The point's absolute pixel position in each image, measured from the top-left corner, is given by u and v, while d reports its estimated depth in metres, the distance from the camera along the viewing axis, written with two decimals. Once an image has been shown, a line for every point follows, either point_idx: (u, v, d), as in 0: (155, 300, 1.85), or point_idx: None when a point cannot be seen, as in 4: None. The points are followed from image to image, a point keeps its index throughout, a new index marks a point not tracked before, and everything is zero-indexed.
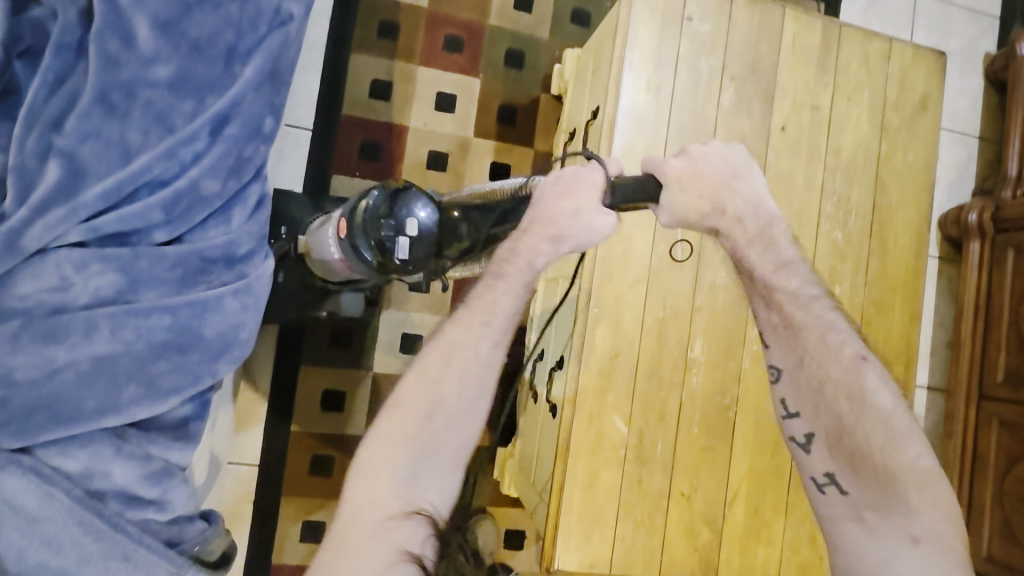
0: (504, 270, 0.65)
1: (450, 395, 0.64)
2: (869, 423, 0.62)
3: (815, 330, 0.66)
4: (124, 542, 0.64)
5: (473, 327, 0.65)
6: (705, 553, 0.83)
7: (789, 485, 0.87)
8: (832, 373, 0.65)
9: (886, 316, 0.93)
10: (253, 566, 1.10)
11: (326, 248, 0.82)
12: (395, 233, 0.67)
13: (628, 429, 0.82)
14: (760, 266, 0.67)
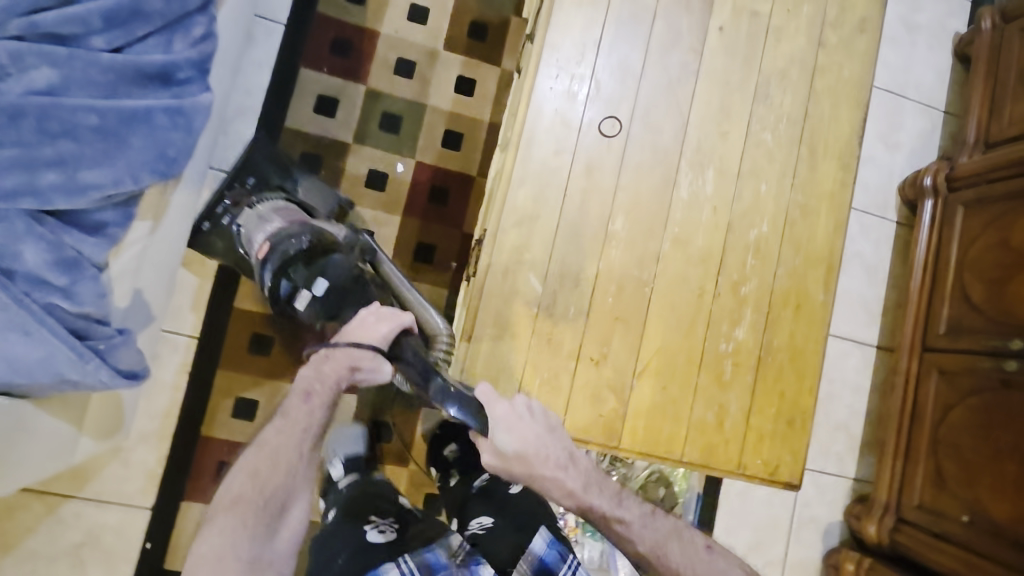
0: (314, 387, 0.75)
1: (283, 486, 0.70)
2: (699, 567, 0.71)
3: (641, 529, 0.72)
4: (24, 319, 0.67)
5: (293, 431, 0.73)
6: (608, 419, 0.85)
7: (699, 367, 0.89)
8: (672, 550, 0.71)
9: (810, 221, 0.95)
10: (181, 435, 1.08)
11: (253, 247, 0.95)
12: (308, 280, 0.84)
13: (513, 307, 0.83)
14: (594, 499, 0.72)
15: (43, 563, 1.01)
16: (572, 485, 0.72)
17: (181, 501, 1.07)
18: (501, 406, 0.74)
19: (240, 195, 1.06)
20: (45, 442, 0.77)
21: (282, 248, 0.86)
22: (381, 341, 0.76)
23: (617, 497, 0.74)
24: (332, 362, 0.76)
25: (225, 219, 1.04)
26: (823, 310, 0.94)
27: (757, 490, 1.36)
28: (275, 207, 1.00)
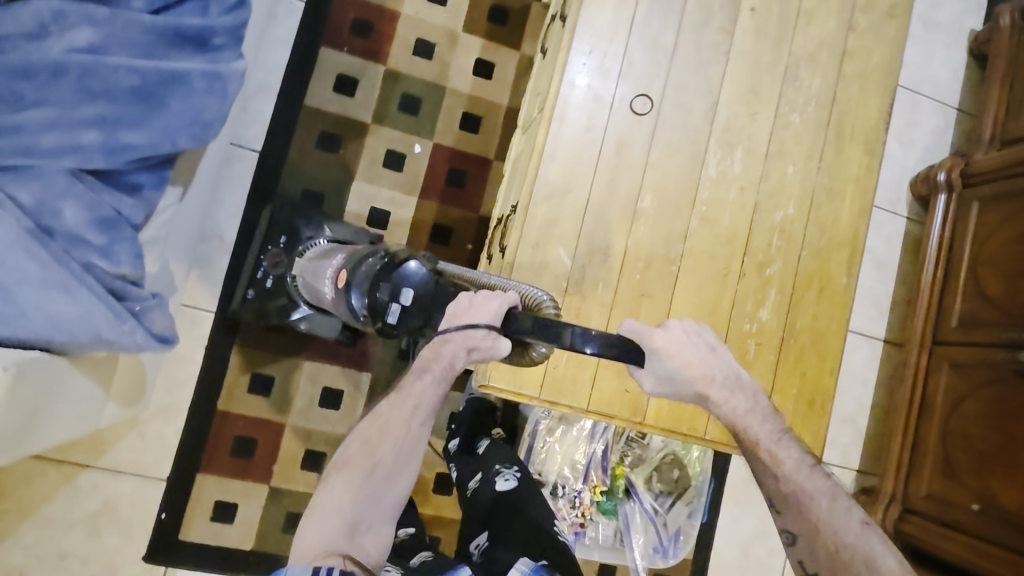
0: (429, 364, 0.70)
1: (388, 455, 0.69)
2: (843, 533, 0.65)
3: (795, 473, 0.67)
4: (65, 276, 0.67)
5: (405, 408, 0.70)
6: (633, 395, 0.85)
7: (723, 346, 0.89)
8: (819, 501, 0.66)
9: (836, 205, 0.95)
10: (197, 410, 1.06)
11: (321, 285, 0.93)
12: (388, 295, 0.73)
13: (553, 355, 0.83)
14: (752, 423, 0.68)
15: (59, 531, 1.01)
16: (736, 406, 0.68)
17: (197, 473, 1.05)
18: (657, 333, 0.63)
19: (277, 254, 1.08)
20: (77, 402, 0.77)
21: (360, 272, 0.81)
22: (491, 317, 0.63)
23: (776, 433, 0.69)
24: (451, 348, 0.66)
25: (269, 280, 1.07)
26: (847, 293, 0.94)
27: None
28: (319, 249, 1.02)
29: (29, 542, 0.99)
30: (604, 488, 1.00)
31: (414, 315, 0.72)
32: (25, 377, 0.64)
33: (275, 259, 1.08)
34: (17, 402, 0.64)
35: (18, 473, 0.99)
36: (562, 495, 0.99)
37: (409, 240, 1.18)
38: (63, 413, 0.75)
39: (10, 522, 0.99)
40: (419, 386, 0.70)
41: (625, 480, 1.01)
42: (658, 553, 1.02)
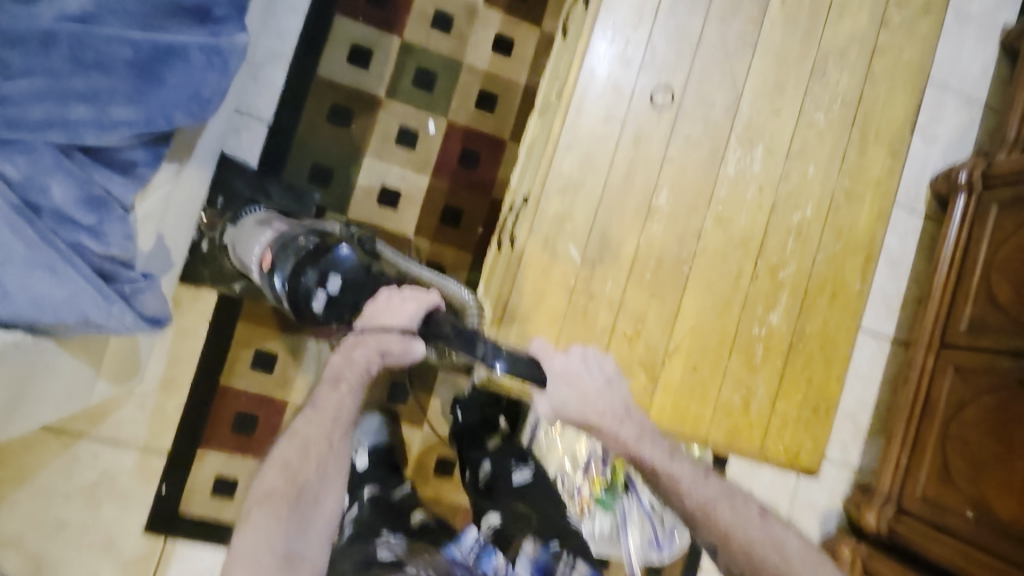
0: (343, 373, 0.80)
1: (311, 480, 0.77)
2: (749, 530, 0.74)
3: (695, 485, 0.76)
4: (49, 256, 0.65)
5: (325, 424, 0.79)
6: (637, 394, 0.84)
7: (729, 350, 0.87)
8: (720, 508, 0.75)
9: (854, 208, 0.92)
10: (199, 384, 1.06)
11: (248, 260, 0.93)
12: (315, 282, 0.81)
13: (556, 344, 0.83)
14: (644, 449, 0.75)
15: (58, 500, 1.01)
16: (626, 437, 0.75)
17: (197, 447, 1.06)
18: (558, 359, 0.72)
19: (213, 215, 1.05)
20: (64, 381, 0.75)
21: (288, 249, 0.85)
22: (407, 322, 0.74)
23: (669, 452, 0.77)
24: (364, 348, 0.76)
25: (205, 243, 1.05)
26: (858, 300, 0.92)
27: (760, 474, 1.36)
28: (238, 228, 0.99)
29: (27, 510, 1.00)
30: (603, 482, 1.01)
31: (342, 300, 0.81)
32: (4, 361, 0.62)
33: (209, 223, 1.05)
34: None
35: (17, 441, 0.99)
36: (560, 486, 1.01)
37: (417, 222, 1.16)
38: (49, 393, 0.74)
39: (9, 489, 0.99)
40: (337, 398, 0.79)
41: (626, 474, 1.01)
42: (654, 547, 1.02)
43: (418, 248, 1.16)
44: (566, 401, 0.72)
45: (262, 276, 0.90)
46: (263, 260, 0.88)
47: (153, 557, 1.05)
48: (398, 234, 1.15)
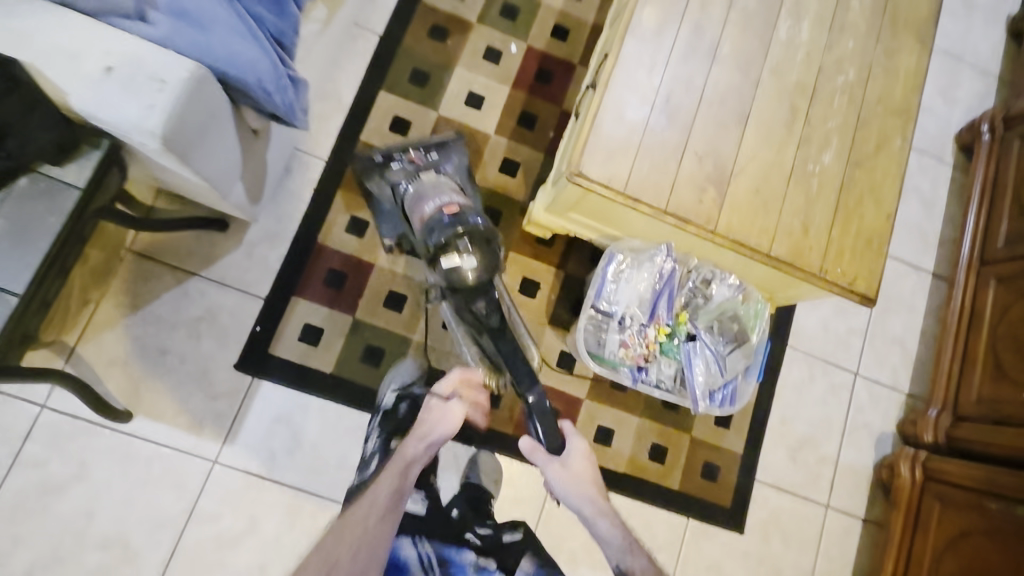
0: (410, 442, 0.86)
1: (344, 555, 0.73)
2: None
3: None
4: (243, 27, 0.77)
5: (363, 509, 0.77)
6: (707, 206, 0.93)
7: (789, 179, 0.96)
8: None
9: (891, 78, 1.06)
10: (301, 239, 1.18)
11: (421, 203, 1.06)
12: (465, 253, 0.99)
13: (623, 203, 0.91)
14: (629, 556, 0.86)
15: (164, 328, 1.10)
16: (613, 539, 0.87)
17: (293, 295, 1.16)
18: (570, 442, 0.96)
19: (416, 155, 1.16)
20: (228, 158, 0.87)
21: (462, 222, 1.01)
22: (450, 396, 0.91)
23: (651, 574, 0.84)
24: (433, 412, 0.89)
25: (396, 164, 1.14)
26: (903, 155, 1.03)
27: (812, 388, 1.39)
28: (435, 179, 1.09)
29: (136, 334, 1.09)
30: (667, 329, 1.07)
31: (463, 275, 0.99)
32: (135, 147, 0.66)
33: (411, 156, 1.16)
34: (199, 113, 0.72)
35: (139, 271, 1.10)
36: (629, 329, 1.06)
37: (498, 123, 1.32)
38: (214, 162, 0.83)
39: (124, 314, 1.09)
40: (381, 485, 0.80)
41: (687, 326, 1.08)
42: (714, 401, 1.08)
43: (498, 144, 1.31)
44: (569, 476, 0.93)
45: (424, 217, 1.04)
46: (448, 212, 1.02)
47: (241, 393, 1.12)
48: (482, 132, 1.31)
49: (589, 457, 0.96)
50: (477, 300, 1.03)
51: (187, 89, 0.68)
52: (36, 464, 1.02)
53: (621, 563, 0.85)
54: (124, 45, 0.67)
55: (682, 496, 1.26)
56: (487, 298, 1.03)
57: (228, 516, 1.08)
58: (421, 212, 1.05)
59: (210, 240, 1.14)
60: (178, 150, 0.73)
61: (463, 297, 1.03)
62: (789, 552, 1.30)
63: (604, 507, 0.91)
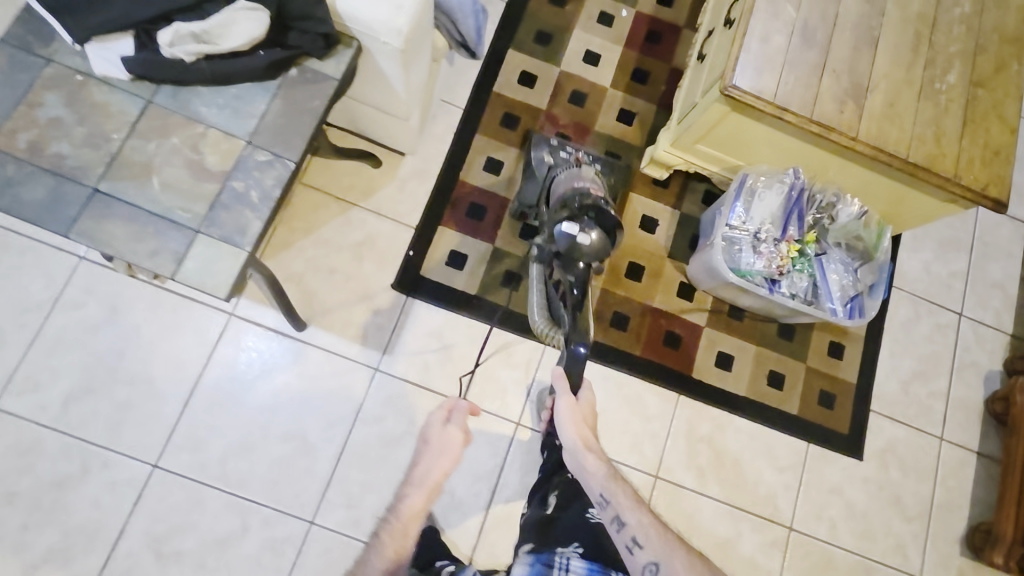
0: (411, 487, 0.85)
1: None
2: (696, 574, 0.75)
3: (637, 528, 0.80)
4: None
5: None
6: (847, 116, 1.02)
7: (919, 95, 1.05)
8: (669, 549, 0.77)
9: (1005, 9, 1.13)
10: (446, 175, 1.30)
11: (578, 183, 1.09)
12: (588, 231, 0.97)
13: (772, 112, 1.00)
14: (611, 482, 0.87)
15: (331, 251, 1.22)
16: (593, 469, 0.89)
17: (439, 224, 1.27)
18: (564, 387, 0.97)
19: (588, 161, 1.20)
20: (419, 76, 0.97)
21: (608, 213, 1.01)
22: (433, 430, 0.88)
23: (629, 500, 0.84)
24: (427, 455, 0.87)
25: (564, 153, 1.21)
26: (1019, 78, 1.11)
27: (919, 326, 1.44)
28: (591, 175, 1.13)
29: (308, 255, 1.21)
30: (797, 245, 1.15)
31: (574, 246, 0.96)
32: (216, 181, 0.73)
33: (577, 157, 1.20)
34: (426, 26, 0.86)
35: (308, 201, 1.23)
36: (764, 245, 1.14)
37: (613, 79, 1.44)
38: (416, 76, 0.96)
39: (297, 237, 1.22)
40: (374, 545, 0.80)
41: (815, 245, 1.16)
42: (845, 314, 1.14)
43: (614, 96, 1.43)
44: (564, 415, 0.95)
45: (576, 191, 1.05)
46: (594, 194, 1.04)
47: (398, 310, 1.22)
48: (598, 86, 1.43)
49: (591, 408, 0.99)
50: (568, 276, 0.98)
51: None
52: (227, 364, 1.15)
53: (604, 491, 0.86)
54: None
55: (801, 420, 1.32)
56: (579, 281, 0.97)
57: (391, 419, 1.17)
58: (567, 186, 1.09)
59: (368, 175, 1.27)
60: (408, 54, 0.85)
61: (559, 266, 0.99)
62: (908, 481, 1.34)
63: (596, 446, 0.93)
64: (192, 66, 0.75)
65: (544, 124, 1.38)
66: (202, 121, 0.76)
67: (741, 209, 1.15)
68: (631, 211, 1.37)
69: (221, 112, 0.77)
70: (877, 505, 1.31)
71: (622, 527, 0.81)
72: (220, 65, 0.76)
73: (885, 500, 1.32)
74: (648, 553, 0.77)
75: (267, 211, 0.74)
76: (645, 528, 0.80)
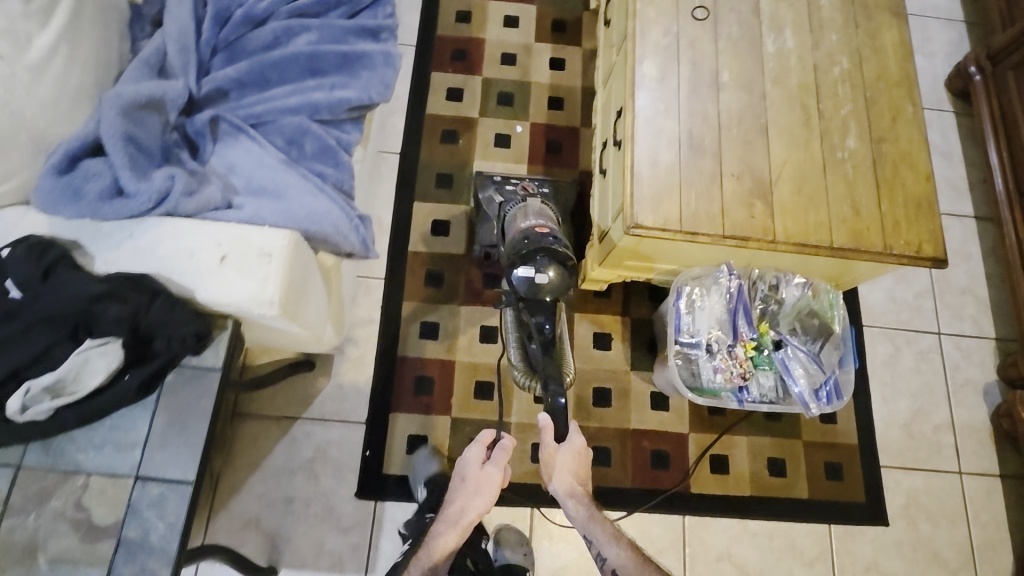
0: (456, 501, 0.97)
1: None
2: None
3: (618, 563, 0.97)
4: (311, 184, 0.89)
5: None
6: (760, 218, 0.97)
7: (825, 172, 1.02)
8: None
9: (881, 55, 1.12)
10: (382, 357, 1.24)
11: (520, 222, 1.07)
12: (543, 268, 0.97)
13: (682, 234, 0.96)
14: (590, 520, 1.01)
15: (283, 479, 1.15)
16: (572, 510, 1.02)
17: (390, 412, 1.20)
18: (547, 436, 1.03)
19: (532, 188, 1.24)
20: (315, 309, 0.92)
21: (553, 247, 0.99)
22: (474, 463, 1.02)
23: (612, 535, 0.99)
24: (462, 482, 1.01)
25: (509, 187, 1.25)
26: (915, 120, 1.07)
27: (903, 359, 1.37)
28: (538, 207, 1.13)
29: (259, 492, 1.13)
30: (753, 342, 1.08)
31: (535, 288, 0.96)
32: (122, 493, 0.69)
33: (524, 186, 1.25)
34: (297, 276, 0.80)
35: (247, 433, 1.16)
36: (718, 353, 1.08)
37: None
38: (311, 309, 0.90)
39: (243, 475, 1.14)
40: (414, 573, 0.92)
41: (771, 334, 1.10)
42: (820, 400, 1.08)
43: None
44: (550, 457, 1.04)
45: (522, 230, 1.04)
46: (538, 231, 1.03)
47: (369, 521, 1.14)
48: None
49: (581, 452, 1.05)
50: (536, 316, 0.98)
51: (288, 259, 0.78)
52: None
53: (588, 531, 1.00)
54: (228, 234, 0.78)
55: (816, 504, 1.24)
56: (548, 318, 0.98)
57: None
58: (515, 228, 1.07)
59: (303, 382, 1.20)
60: (289, 312, 0.79)
61: (524, 309, 0.99)
62: (941, 532, 1.25)
63: (578, 492, 1.03)
64: (52, 420, 0.68)
65: (469, 269, 1.32)
66: (81, 469, 0.70)
67: (687, 305, 1.10)
68: (582, 334, 1.30)
69: (100, 452, 0.71)
70: (919, 570, 1.23)
71: (605, 562, 0.98)
72: (83, 408, 0.69)
73: (925, 560, 1.24)
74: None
75: (173, 553, 0.68)
76: (625, 562, 0.97)
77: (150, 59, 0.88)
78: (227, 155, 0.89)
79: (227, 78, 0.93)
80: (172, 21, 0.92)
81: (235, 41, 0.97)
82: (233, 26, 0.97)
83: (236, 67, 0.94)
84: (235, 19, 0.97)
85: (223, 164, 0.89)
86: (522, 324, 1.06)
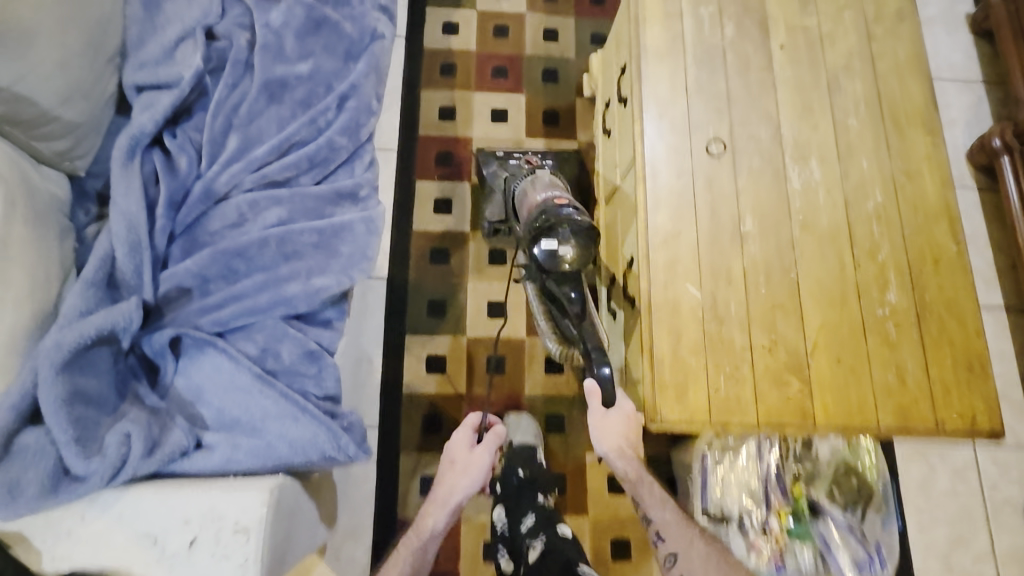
0: (444, 481, 1.00)
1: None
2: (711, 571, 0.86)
3: (665, 523, 0.92)
4: (290, 406, 0.77)
5: None
6: (797, 399, 0.87)
7: (865, 334, 0.91)
8: (688, 543, 0.89)
9: (918, 182, 1.00)
10: (380, 522, 1.12)
11: (535, 195, 0.98)
12: (566, 241, 0.87)
13: (710, 425, 0.86)
14: (637, 477, 0.96)
15: None
16: (621, 466, 0.96)
17: None
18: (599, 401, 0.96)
19: (537, 161, 1.19)
20: (303, 535, 0.81)
21: (574, 213, 0.89)
22: (464, 451, 1.03)
23: (661, 499, 0.95)
24: (450, 467, 1.02)
25: (513, 161, 1.19)
26: (960, 260, 0.97)
27: (938, 479, 1.28)
28: (548, 178, 1.05)
29: None
30: (789, 511, 0.99)
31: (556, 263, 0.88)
32: None
33: (528, 161, 1.19)
34: (275, 537, 0.69)
35: None
36: (750, 528, 0.98)
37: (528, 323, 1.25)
38: (298, 543, 0.79)
39: None
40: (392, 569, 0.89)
41: (806, 498, 0.99)
42: (862, 567, 0.99)
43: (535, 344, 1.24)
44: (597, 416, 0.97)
45: (540, 202, 0.94)
46: (557, 203, 0.92)
47: None
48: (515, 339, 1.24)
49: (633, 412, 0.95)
50: (565, 286, 0.91)
51: (267, 532, 0.67)
52: None
53: (635, 493, 0.95)
54: (197, 506, 0.66)
55: None
56: (576, 286, 0.91)
57: None
58: (531, 201, 0.98)
59: None
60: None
61: (550, 282, 0.92)
62: None
63: (629, 452, 0.96)
64: None
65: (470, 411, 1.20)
66: None
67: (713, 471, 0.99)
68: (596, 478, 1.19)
69: None
70: None
71: (651, 524, 0.93)
72: None
73: None
74: (671, 546, 0.90)
75: None
76: (671, 524, 0.92)
77: (95, 274, 0.76)
78: (191, 374, 0.78)
79: (185, 274, 0.80)
80: (120, 215, 0.79)
81: (192, 223, 0.85)
82: (189, 204, 0.84)
83: (194, 258, 0.81)
84: (193, 196, 0.84)
85: (190, 387, 0.78)
86: (546, 296, 0.97)
